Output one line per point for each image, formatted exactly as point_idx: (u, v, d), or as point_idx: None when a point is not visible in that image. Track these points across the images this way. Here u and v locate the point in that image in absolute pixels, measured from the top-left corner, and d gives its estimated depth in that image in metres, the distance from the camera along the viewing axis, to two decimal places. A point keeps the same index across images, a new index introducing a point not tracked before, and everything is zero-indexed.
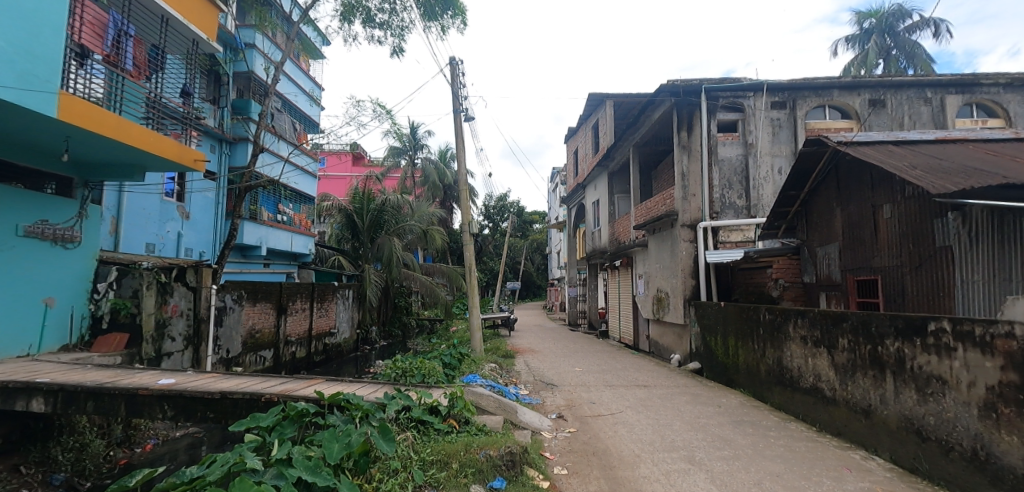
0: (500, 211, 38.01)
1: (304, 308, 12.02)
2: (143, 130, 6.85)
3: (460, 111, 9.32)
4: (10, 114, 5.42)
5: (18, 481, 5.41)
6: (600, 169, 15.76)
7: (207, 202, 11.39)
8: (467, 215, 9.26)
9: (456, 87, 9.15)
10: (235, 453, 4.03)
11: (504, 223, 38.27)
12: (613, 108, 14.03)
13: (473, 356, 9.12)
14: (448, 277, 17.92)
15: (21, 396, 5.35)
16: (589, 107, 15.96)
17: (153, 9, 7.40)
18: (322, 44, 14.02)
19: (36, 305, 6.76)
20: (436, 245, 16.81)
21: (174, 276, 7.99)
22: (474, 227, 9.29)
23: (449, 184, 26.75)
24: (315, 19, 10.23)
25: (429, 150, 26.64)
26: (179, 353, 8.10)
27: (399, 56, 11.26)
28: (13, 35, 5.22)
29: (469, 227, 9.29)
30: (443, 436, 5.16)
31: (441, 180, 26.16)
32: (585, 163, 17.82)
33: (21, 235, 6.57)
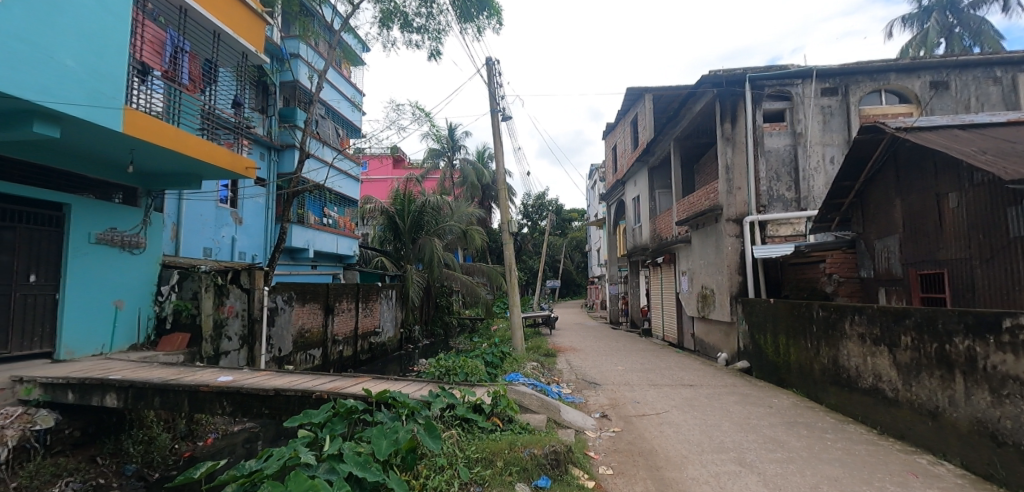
0: (538, 210, 38.02)
1: (350, 308, 12.39)
2: (198, 140, 7.16)
3: (497, 110, 9.32)
4: (81, 129, 5.82)
5: (96, 471, 5.79)
6: (640, 165, 15.48)
7: (259, 208, 11.91)
8: (506, 214, 9.19)
9: (493, 87, 9.15)
10: (290, 447, 4.31)
11: (543, 221, 38.39)
12: (653, 101, 13.67)
13: (515, 354, 9.10)
14: (488, 276, 18.00)
15: (96, 392, 5.63)
16: (627, 102, 15.70)
17: (205, 24, 7.72)
18: (362, 51, 14.42)
19: (108, 308, 7.24)
20: (476, 244, 16.89)
21: (229, 278, 8.39)
22: (513, 226, 9.23)
23: (487, 183, 26.82)
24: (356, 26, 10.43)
25: (466, 151, 26.84)
26: (236, 351, 8.50)
27: (437, 58, 11.30)
28: (82, 56, 5.65)
29: (508, 226, 9.23)
30: (487, 435, 5.24)
31: (478, 180, 26.25)
32: (624, 158, 17.52)
33: (93, 242, 7.06)
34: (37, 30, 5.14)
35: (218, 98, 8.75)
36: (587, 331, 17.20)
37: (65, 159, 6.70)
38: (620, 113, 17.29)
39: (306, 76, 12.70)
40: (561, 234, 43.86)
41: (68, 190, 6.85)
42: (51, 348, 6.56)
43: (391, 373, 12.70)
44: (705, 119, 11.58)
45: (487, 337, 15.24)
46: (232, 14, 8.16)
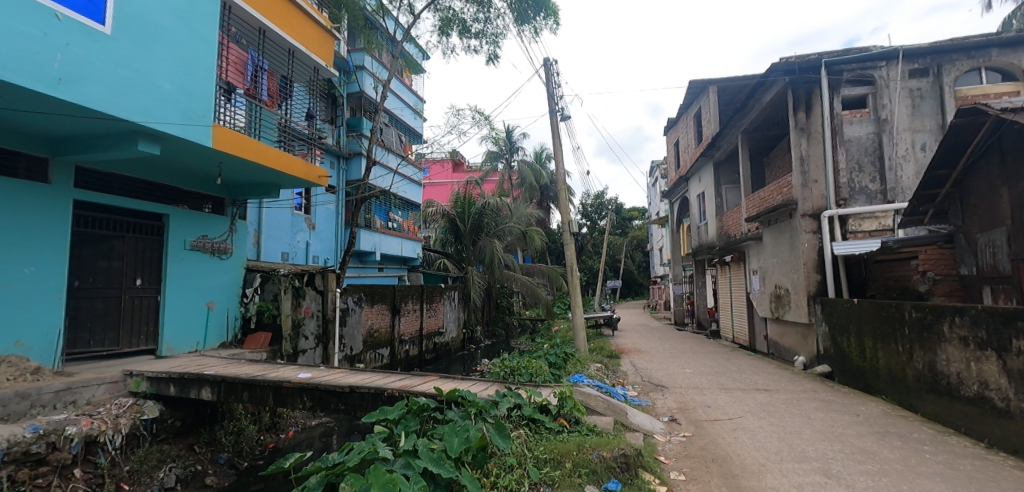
0: (597, 209, 37.58)
1: (415, 309, 12.78)
2: (276, 151, 7.64)
3: (556, 110, 9.29)
4: (177, 146, 6.39)
5: (194, 458, 6.36)
6: (704, 160, 14.94)
7: (330, 214, 12.55)
8: (567, 214, 9.14)
9: (551, 87, 9.14)
10: (368, 442, 4.55)
11: (603, 221, 37.91)
12: (718, 94, 13.51)
13: (579, 355, 9.02)
14: (547, 278, 18.00)
15: (193, 386, 6.14)
16: (689, 96, 15.25)
17: (282, 43, 8.30)
18: (422, 59, 14.90)
19: (200, 309, 7.89)
20: (535, 245, 16.94)
21: (306, 281, 8.87)
22: (574, 226, 9.16)
23: (545, 184, 26.80)
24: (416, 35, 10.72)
25: (524, 152, 26.97)
26: (312, 350, 8.92)
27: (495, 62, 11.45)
28: (178, 79, 6.21)
29: (569, 226, 9.17)
30: (555, 435, 5.23)
31: (537, 180, 26.25)
32: (687, 154, 16.97)
33: (188, 249, 7.72)
34: (137, 57, 5.72)
35: (293, 111, 9.29)
36: (650, 332, 16.79)
37: (164, 173, 7.37)
38: (682, 107, 16.71)
39: (371, 86, 13.25)
40: (620, 233, 43.07)
41: (166, 201, 7.50)
42: (155, 345, 7.24)
43: (455, 372, 12.97)
44: (776, 108, 10.98)
45: (549, 338, 15.23)
46: (305, 32, 8.69)
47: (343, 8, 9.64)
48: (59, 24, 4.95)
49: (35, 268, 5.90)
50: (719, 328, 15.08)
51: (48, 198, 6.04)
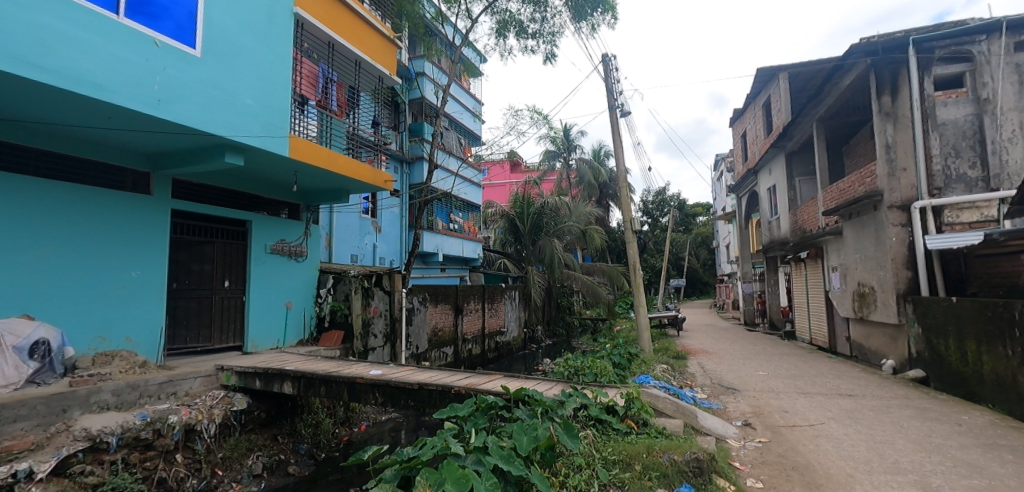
0: (659, 207, 36.59)
1: (476, 309, 13.00)
2: (346, 158, 8.02)
3: (616, 106, 9.14)
4: (258, 157, 6.86)
5: (278, 448, 6.81)
6: (774, 152, 14.18)
7: (395, 217, 13.01)
8: (628, 212, 8.98)
9: (611, 83, 8.99)
10: (441, 438, 4.69)
11: (664, 218, 36.84)
12: (788, 81, 12.80)
13: (644, 356, 8.82)
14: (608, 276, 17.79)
15: (277, 380, 6.56)
16: (756, 85, 14.56)
17: (350, 55, 8.73)
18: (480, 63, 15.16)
19: (280, 308, 8.43)
20: (595, 244, 16.55)
21: (374, 281, 9.24)
22: (636, 224, 8.98)
23: (604, 182, 26.40)
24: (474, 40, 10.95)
25: (583, 151, 26.69)
26: (381, 348, 9.21)
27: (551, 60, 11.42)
28: (260, 95, 6.68)
29: (630, 224, 9.00)
30: (623, 437, 5.15)
31: (596, 179, 25.89)
32: (755, 146, 16.17)
33: (268, 252, 8.25)
34: (224, 76, 6.20)
35: (361, 120, 9.70)
36: (718, 332, 16.15)
37: (247, 183, 7.94)
38: (750, 98, 15.99)
39: (432, 92, 13.63)
40: (683, 230, 41.70)
41: (248, 208, 8.07)
42: (241, 342, 7.80)
43: (518, 371, 13.07)
44: (857, 93, 10.24)
45: (611, 338, 15.01)
46: (371, 43, 9.06)
47: (405, 17, 9.97)
48: (157, 51, 5.48)
49: (140, 271, 6.59)
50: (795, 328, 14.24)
51: (150, 208, 6.71)
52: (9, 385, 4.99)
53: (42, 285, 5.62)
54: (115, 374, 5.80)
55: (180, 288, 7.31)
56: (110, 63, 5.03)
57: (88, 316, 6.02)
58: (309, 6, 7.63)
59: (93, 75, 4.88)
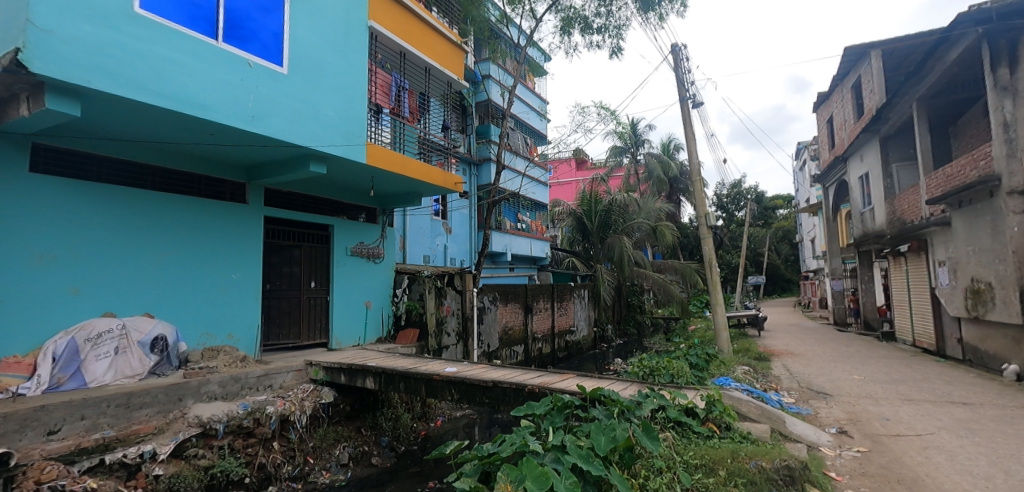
0: (734, 200, 34.84)
1: (546, 308, 13.06)
2: (418, 163, 8.33)
3: (688, 97, 8.83)
4: (338, 165, 7.27)
5: (362, 439, 7.22)
6: (866, 137, 13.09)
7: (464, 218, 13.34)
8: (703, 207, 8.66)
9: (682, 73, 8.69)
10: (519, 435, 4.75)
11: (740, 212, 35.02)
12: (880, 60, 11.78)
13: (723, 357, 8.45)
14: (681, 274, 17.63)
15: (360, 376, 6.93)
16: (843, 66, 13.53)
17: (420, 63, 9.08)
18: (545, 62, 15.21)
19: (360, 308, 8.91)
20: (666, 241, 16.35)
21: (446, 281, 9.59)
22: (712, 219, 8.64)
23: (674, 176, 25.56)
24: (539, 39, 10.99)
25: (651, 145, 26.01)
26: (455, 346, 9.60)
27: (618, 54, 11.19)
28: (339, 106, 7.08)
29: (706, 220, 8.68)
30: (705, 441, 4.95)
31: (665, 173, 25.13)
32: (844, 131, 14.99)
33: (348, 254, 8.75)
34: (307, 90, 6.63)
35: (431, 125, 10.02)
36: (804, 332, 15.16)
37: (329, 189, 8.46)
38: (836, 80, 14.86)
39: (497, 94, 13.83)
40: (762, 225, 39.14)
41: (330, 213, 8.58)
42: (326, 339, 8.33)
43: (589, 370, 13.01)
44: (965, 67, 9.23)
45: (686, 337, 14.52)
46: (440, 49, 9.37)
47: (470, 21, 10.18)
48: (250, 70, 5.97)
49: (239, 273, 7.21)
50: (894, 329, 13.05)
51: (246, 216, 7.32)
52: (135, 375, 5.70)
53: (159, 287, 6.30)
54: (221, 367, 6.37)
55: (274, 288, 7.91)
56: (212, 85, 5.54)
57: (197, 315, 6.67)
58: (381, 19, 8.01)
59: (199, 96, 5.39)
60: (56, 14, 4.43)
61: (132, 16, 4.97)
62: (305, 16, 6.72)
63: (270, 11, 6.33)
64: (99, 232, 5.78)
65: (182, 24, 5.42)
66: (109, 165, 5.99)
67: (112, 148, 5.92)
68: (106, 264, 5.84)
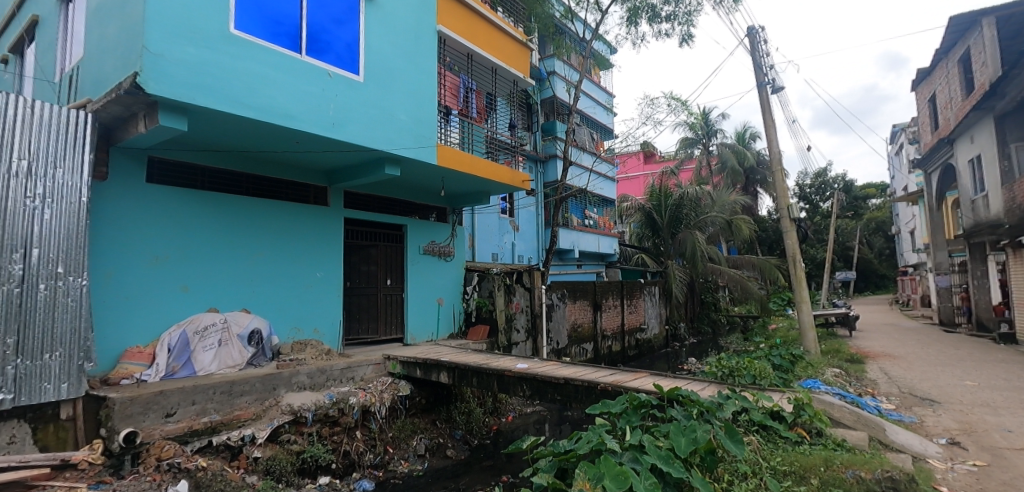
0: (819, 190, 32.33)
1: (615, 305, 12.89)
2: (487, 162, 8.46)
3: (767, 83, 8.36)
4: (410, 166, 7.54)
5: (437, 432, 7.50)
6: (976, 115, 11.77)
7: (531, 215, 13.41)
8: (785, 199, 8.22)
9: (760, 58, 8.22)
10: (596, 434, 4.71)
11: (826, 203, 32.51)
12: (993, 28, 10.56)
13: (811, 359, 7.95)
14: (759, 270, 16.81)
15: (434, 370, 7.16)
16: (947, 38, 12.24)
17: (487, 63, 9.27)
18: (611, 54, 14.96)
19: (433, 304, 9.22)
20: (742, 235, 16.19)
21: (514, 279, 9.73)
22: (796, 211, 8.17)
23: (750, 167, 24.26)
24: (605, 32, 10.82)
25: (724, 134, 24.85)
26: (524, 343, 9.75)
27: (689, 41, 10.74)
28: (411, 110, 7.34)
29: (790, 212, 8.21)
30: (794, 447, 4.67)
31: (740, 163, 23.91)
32: (949, 110, 13.55)
33: (420, 253, 9.07)
34: (382, 97, 6.93)
35: (498, 124, 10.14)
36: (901, 333, 13.93)
37: (402, 190, 8.80)
38: (939, 54, 13.46)
39: (563, 90, 13.78)
40: (852, 216, 36.66)
41: (403, 214, 8.93)
42: (401, 334, 8.70)
43: (660, 369, 12.72)
44: None
45: (765, 337, 13.79)
46: (506, 48, 9.52)
47: (535, 18, 10.19)
48: (330, 80, 6.31)
49: (322, 272, 7.68)
50: (1014, 330, 11.63)
51: (327, 217, 7.78)
52: (235, 365, 6.25)
53: (254, 285, 6.85)
54: (308, 359, 6.83)
55: (353, 286, 8.36)
56: (297, 96, 5.93)
57: (286, 310, 7.18)
58: (448, 22, 8.22)
59: (285, 107, 5.79)
60: (165, 40, 4.92)
61: (227, 36, 5.41)
62: (378, 25, 7.02)
63: (344, 23, 6.64)
64: (202, 236, 6.36)
65: (268, 40, 5.82)
66: (211, 174, 6.58)
67: (213, 159, 6.50)
68: (209, 264, 6.43)
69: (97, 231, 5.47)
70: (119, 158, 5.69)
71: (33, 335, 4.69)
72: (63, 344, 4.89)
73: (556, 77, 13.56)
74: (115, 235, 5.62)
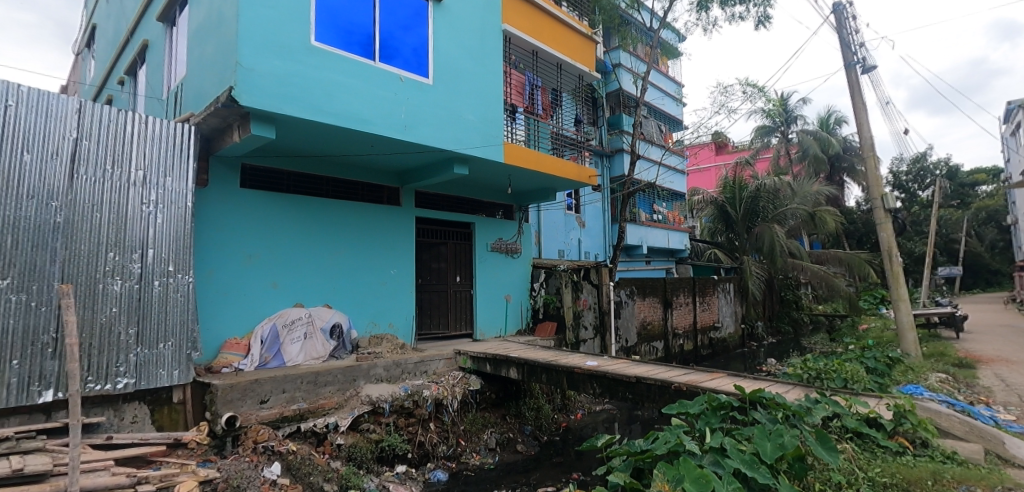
0: (917, 177, 29.38)
1: (687, 303, 12.50)
2: (553, 158, 8.46)
3: (856, 63, 7.77)
4: (479, 165, 7.67)
5: (507, 426, 7.66)
6: None
7: (597, 211, 13.25)
8: (878, 188, 7.73)
9: (848, 36, 7.63)
10: (673, 434, 4.56)
11: (925, 191, 29.52)
12: None
13: (912, 362, 7.31)
14: (847, 265, 16.01)
15: (504, 366, 7.28)
16: None
17: (552, 59, 9.28)
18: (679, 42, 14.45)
19: (501, 301, 9.38)
20: (827, 227, 15.23)
21: (582, 275, 9.68)
22: (890, 201, 7.62)
23: (835, 154, 22.58)
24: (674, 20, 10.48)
25: (805, 121, 23.28)
26: (592, 340, 9.70)
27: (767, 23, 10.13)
28: (478, 109, 7.46)
29: (884, 202, 7.67)
30: (895, 457, 4.31)
31: (824, 151, 22.35)
32: None
33: (488, 250, 9.23)
34: (450, 98, 7.09)
35: (563, 120, 10.11)
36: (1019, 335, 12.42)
37: (469, 189, 8.99)
38: None
39: (629, 82, 13.50)
40: (957, 205, 33.04)
41: (471, 211, 9.14)
42: (471, 330, 8.94)
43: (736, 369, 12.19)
44: None
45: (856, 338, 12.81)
46: (571, 44, 9.47)
47: (599, 10, 10.04)
48: (401, 84, 6.54)
49: (396, 269, 8.02)
50: None
51: (399, 216, 8.09)
52: (319, 357, 6.67)
53: (335, 281, 7.28)
54: (385, 352, 7.16)
55: (424, 283, 8.67)
56: (372, 101, 6.20)
57: (363, 306, 7.57)
58: (514, 21, 8.28)
59: (362, 113, 6.07)
60: (255, 55, 5.30)
61: (308, 48, 5.76)
62: (445, 28, 7.19)
63: (410, 28, 6.82)
64: (288, 236, 6.83)
65: (341, 49, 6.10)
66: (296, 178, 7.03)
67: (298, 164, 6.95)
68: (295, 262, 6.89)
69: (200, 233, 6.02)
70: (217, 166, 6.23)
71: (150, 326, 5.24)
72: (174, 335, 5.42)
73: (621, 69, 13.32)
74: (215, 237, 6.15)
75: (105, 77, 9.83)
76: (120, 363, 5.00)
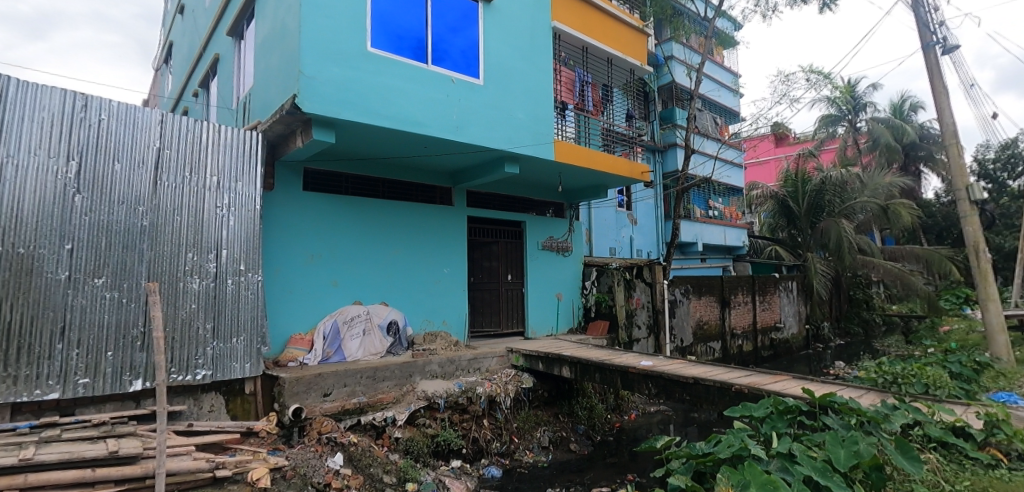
0: None
1: (745, 302, 12.04)
2: (604, 155, 8.37)
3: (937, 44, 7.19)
4: (529, 163, 7.70)
5: (560, 425, 7.68)
6: None
7: (650, 208, 12.98)
8: (964, 178, 7.17)
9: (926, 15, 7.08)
10: (737, 438, 4.41)
11: None
12: None
13: (1006, 369, 6.72)
14: (925, 262, 14.95)
15: (557, 364, 7.29)
16: None
17: (602, 54, 9.19)
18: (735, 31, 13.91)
19: (552, 299, 9.39)
20: (902, 221, 14.32)
21: (634, 273, 9.58)
22: (979, 192, 7.06)
23: (911, 142, 21.02)
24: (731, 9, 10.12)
25: (876, 108, 21.82)
26: (645, 339, 9.53)
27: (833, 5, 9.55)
28: (527, 108, 7.47)
29: (971, 193, 7.12)
30: (986, 470, 3.98)
31: (898, 139, 20.88)
32: None
33: (539, 248, 9.25)
34: (500, 97, 7.14)
35: (614, 115, 9.98)
36: None
37: (519, 188, 9.04)
38: None
39: (682, 75, 13.17)
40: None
41: (521, 210, 9.18)
42: (523, 328, 8.99)
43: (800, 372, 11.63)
44: None
45: (936, 341, 11.90)
46: (622, 39, 9.35)
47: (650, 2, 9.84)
48: (452, 86, 6.65)
49: (449, 268, 8.18)
50: None
51: (451, 216, 8.24)
52: (377, 353, 6.90)
53: (390, 280, 7.51)
54: (439, 349, 7.32)
55: (476, 281, 8.81)
56: (425, 104, 6.34)
57: (417, 303, 7.77)
58: (564, 18, 8.27)
59: (416, 115, 6.23)
60: (316, 63, 5.54)
61: (365, 55, 5.96)
62: (494, 28, 7.24)
63: (458, 31, 6.90)
64: (347, 237, 7.11)
65: (395, 54, 6.27)
66: (353, 181, 7.30)
67: (356, 167, 7.22)
68: (353, 262, 7.17)
69: (268, 235, 6.38)
70: (281, 171, 6.58)
71: (224, 321, 5.60)
72: (245, 330, 5.77)
73: (674, 61, 13.01)
74: (280, 238, 6.51)
75: (181, 90, 10.61)
76: (199, 356, 5.38)
